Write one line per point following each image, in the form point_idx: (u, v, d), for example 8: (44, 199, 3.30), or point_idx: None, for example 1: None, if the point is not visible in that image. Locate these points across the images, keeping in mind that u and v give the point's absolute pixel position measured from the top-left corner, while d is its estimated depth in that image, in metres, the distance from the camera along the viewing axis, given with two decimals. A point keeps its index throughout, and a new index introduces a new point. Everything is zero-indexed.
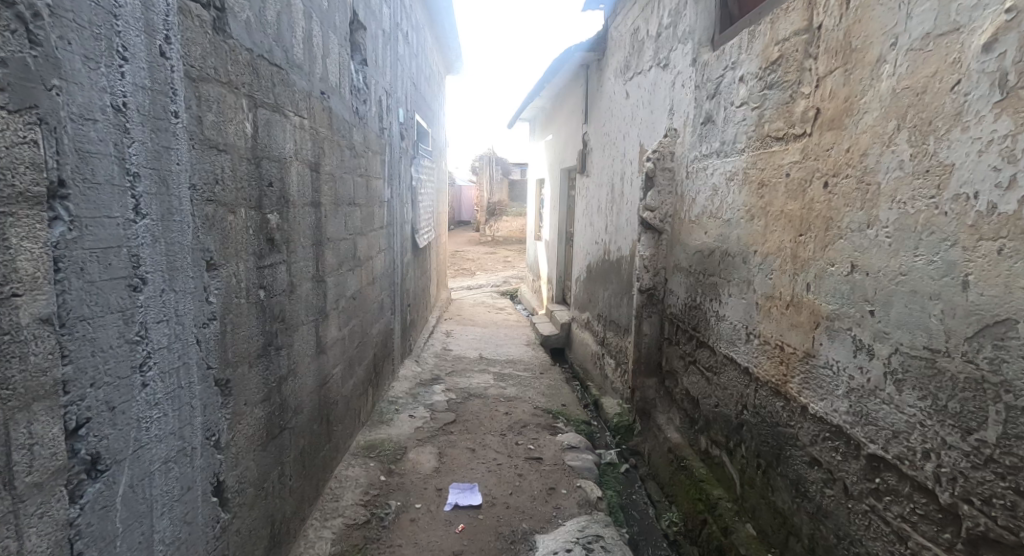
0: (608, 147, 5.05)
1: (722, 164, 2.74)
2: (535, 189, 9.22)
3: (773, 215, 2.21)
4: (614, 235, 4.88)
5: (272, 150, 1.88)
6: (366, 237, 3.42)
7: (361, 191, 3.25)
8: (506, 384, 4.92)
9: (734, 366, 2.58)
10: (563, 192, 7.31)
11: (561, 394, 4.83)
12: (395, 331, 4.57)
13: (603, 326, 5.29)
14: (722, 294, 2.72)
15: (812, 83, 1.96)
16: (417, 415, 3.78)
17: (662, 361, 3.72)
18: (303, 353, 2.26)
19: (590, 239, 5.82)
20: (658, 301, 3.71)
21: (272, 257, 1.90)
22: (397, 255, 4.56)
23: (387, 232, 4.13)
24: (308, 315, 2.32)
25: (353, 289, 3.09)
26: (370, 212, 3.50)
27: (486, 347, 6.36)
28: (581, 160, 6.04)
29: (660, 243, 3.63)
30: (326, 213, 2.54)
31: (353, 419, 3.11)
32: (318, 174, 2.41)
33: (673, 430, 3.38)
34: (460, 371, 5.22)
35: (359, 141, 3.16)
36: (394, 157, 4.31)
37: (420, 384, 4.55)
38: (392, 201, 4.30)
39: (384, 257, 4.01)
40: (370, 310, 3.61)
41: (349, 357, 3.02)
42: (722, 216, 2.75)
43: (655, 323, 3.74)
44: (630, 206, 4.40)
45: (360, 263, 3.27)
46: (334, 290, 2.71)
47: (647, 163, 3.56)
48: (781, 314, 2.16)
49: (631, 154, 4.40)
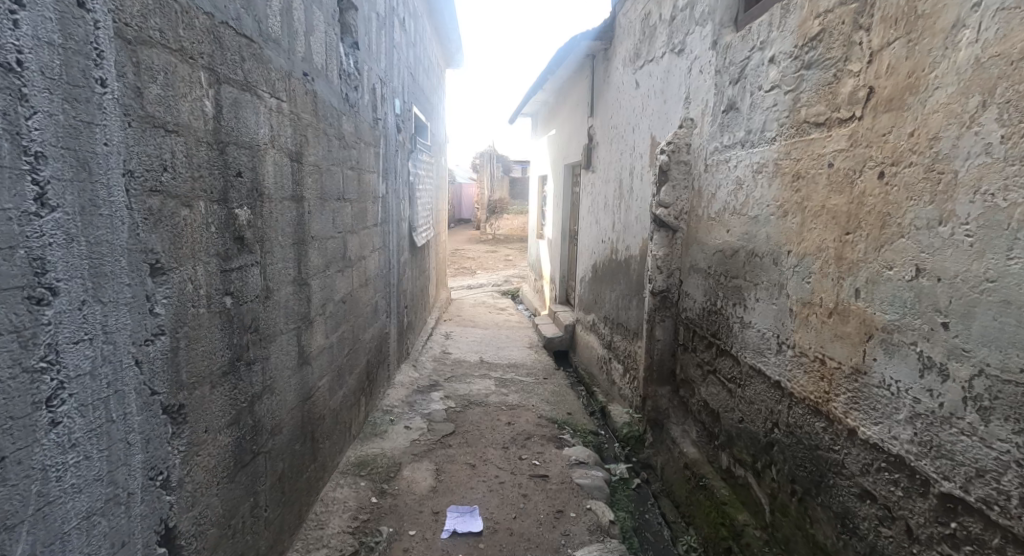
0: (616, 140, 4.79)
1: (747, 154, 2.49)
2: (536, 186, 8.97)
3: (812, 211, 1.96)
4: (623, 233, 4.63)
5: (242, 135, 1.63)
6: (358, 235, 3.18)
7: (352, 185, 3.00)
8: (509, 391, 4.67)
9: (762, 379, 2.33)
10: (567, 189, 7.07)
11: (566, 401, 4.59)
12: (391, 334, 4.33)
13: (609, 329, 5.04)
14: (748, 298, 2.47)
15: (862, 58, 1.71)
16: (413, 426, 3.54)
17: (676, 369, 3.47)
18: (282, 366, 2.01)
19: (595, 238, 5.57)
20: (672, 304, 3.46)
21: (241, 258, 1.65)
22: (393, 254, 4.31)
23: (382, 231, 3.89)
24: (289, 323, 2.07)
25: (342, 292, 2.84)
26: (362, 208, 3.25)
27: (486, 349, 6.11)
28: (586, 155, 5.78)
29: (675, 242, 3.39)
30: (310, 209, 2.30)
31: (343, 435, 2.87)
32: (301, 164, 2.16)
33: (688, 444, 3.14)
34: (459, 376, 4.97)
35: (350, 131, 2.92)
36: (389, 150, 4.07)
37: (417, 391, 4.30)
38: (387, 197, 4.05)
39: (378, 257, 3.76)
40: (363, 315, 3.37)
41: (338, 367, 2.78)
42: (746, 213, 2.51)
43: (668, 328, 3.50)
44: (641, 202, 4.15)
45: (350, 264, 3.02)
46: (320, 294, 2.47)
47: (661, 156, 3.30)
48: (821, 324, 1.91)
49: (642, 148, 4.15)
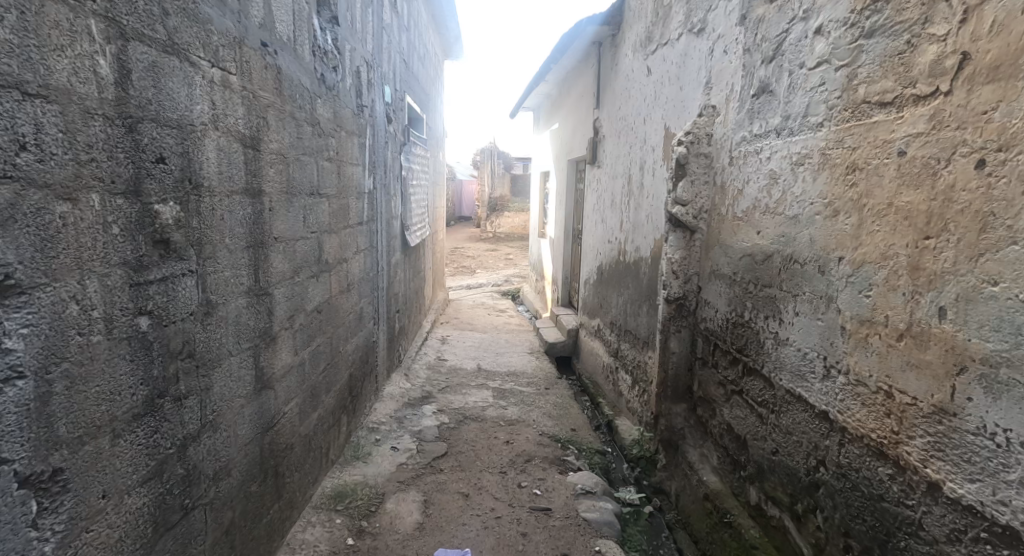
0: (625, 132, 4.44)
1: (783, 144, 2.14)
2: (538, 183, 8.63)
3: (874, 211, 1.62)
4: (632, 233, 4.28)
5: (167, 111, 1.29)
6: (337, 236, 2.83)
7: (330, 179, 2.66)
8: (508, 404, 4.33)
9: (804, 407, 1.98)
10: (570, 187, 6.73)
11: (570, 416, 4.25)
12: (380, 343, 3.99)
13: (616, 337, 4.70)
14: (785, 311, 2.13)
15: (950, 17, 1.37)
16: (401, 448, 3.21)
17: (693, 386, 3.14)
18: (232, 395, 1.67)
19: (601, 238, 5.22)
20: (690, 314, 3.13)
21: (167, 266, 1.31)
22: (382, 255, 3.97)
23: (369, 230, 3.54)
24: (243, 343, 1.73)
25: (317, 301, 2.51)
26: (343, 205, 2.90)
27: (485, 356, 5.77)
28: (591, 149, 5.42)
29: (693, 245, 3.04)
30: (273, 206, 1.95)
31: (316, 463, 2.53)
32: (259, 153, 1.82)
33: (708, 472, 2.81)
34: (455, 387, 4.63)
35: (328, 118, 2.57)
36: (378, 142, 3.74)
37: (407, 405, 3.97)
38: (374, 192, 3.70)
39: (363, 259, 3.41)
40: (345, 324, 3.03)
41: (311, 386, 2.44)
42: (783, 212, 2.16)
43: (684, 340, 3.16)
44: (653, 199, 3.80)
45: (328, 268, 2.68)
46: (288, 304, 2.13)
47: (678, 148, 2.95)
48: (886, 347, 1.56)
49: (654, 140, 3.80)
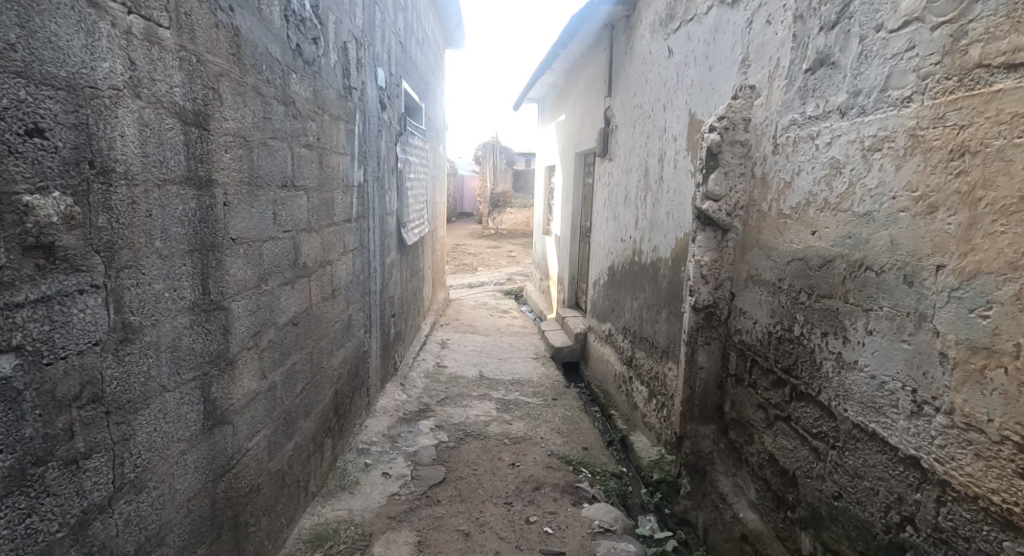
0: (641, 121, 4.07)
1: (851, 126, 1.77)
2: (543, 179, 8.24)
3: (998, 207, 1.29)
4: (649, 231, 3.92)
5: (46, 67, 0.96)
6: (319, 236, 2.47)
7: (309, 170, 2.29)
8: (513, 418, 3.98)
9: (881, 447, 1.62)
10: (579, 181, 6.35)
11: (581, 432, 3.89)
12: (372, 353, 3.64)
13: (631, 343, 4.34)
14: (853, 327, 1.76)
15: None
16: (393, 474, 2.86)
17: (724, 405, 2.79)
18: (173, 438, 1.32)
19: (613, 237, 4.85)
20: (721, 324, 2.77)
21: (48, 281, 0.98)
22: (374, 256, 3.60)
23: (359, 229, 3.18)
24: (183, 375, 1.37)
25: (294, 311, 2.15)
26: (326, 200, 2.54)
27: (487, 362, 5.42)
28: (602, 141, 5.03)
29: (725, 246, 2.68)
30: (231, 201, 1.59)
31: (291, 501, 2.19)
32: (208, 133, 1.45)
33: (744, 507, 2.46)
34: (455, 398, 4.28)
35: (306, 98, 2.20)
36: (369, 131, 3.38)
37: (402, 421, 3.62)
38: (365, 185, 3.33)
39: (352, 260, 3.05)
40: (329, 335, 2.68)
41: (286, 412, 2.10)
42: (849, 209, 1.79)
43: (714, 354, 2.81)
44: (676, 194, 3.43)
45: (308, 273, 2.32)
46: (253, 318, 1.77)
47: (709, 135, 2.57)
48: (1015, 387, 1.25)
49: (676, 129, 3.43)
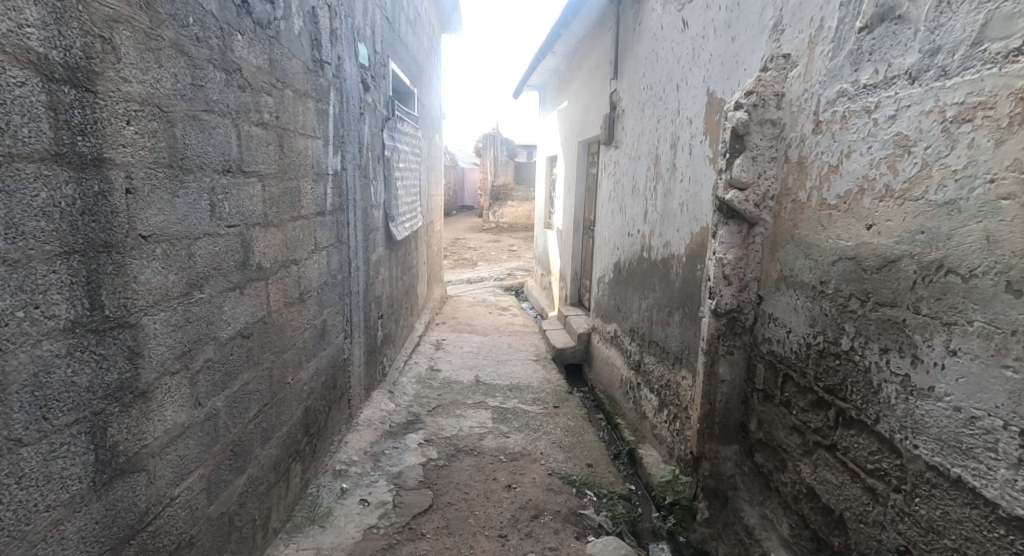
0: (652, 103, 3.71)
1: (925, 94, 1.44)
2: (545, 169, 7.86)
3: None
4: (660, 225, 3.57)
5: None
6: (282, 231, 2.14)
7: (266, 153, 1.96)
8: (510, 430, 3.66)
9: (969, 501, 1.33)
10: (582, 171, 5.99)
11: (585, 445, 3.56)
12: (353, 360, 3.31)
13: (640, 347, 4.00)
14: (927, 346, 1.43)
15: None
16: (372, 501, 2.54)
17: (749, 424, 2.45)
18: (41, 508, 1.06)
19: (618, 231, 4.51)
20: (745, 331, 2.43)
21: None
22: (356, 253, 3.26)
23: (334, 223, 2.84)
24: (54, 422, 1.07)
25: (245, 321, 1.82)
26: (290, 190, 2.21)
27: (484, 365, 5.09)
28: (607, 127, 4.66)
29: (752, 241, 2.34)
30: (138, 186, 1.24)
31: (245, 545, 1.87)
32: (95, 97, 1.12)
33: (775, 545, 2.13)
34: (448, 407, 3.96)
35: (259, 67, 1.86)
36: (348, 113, 3.03)
37: (388, 436, 3.30)
38: (343, 173, 2.98)
39: (326, 258, 2.72)
40: (297, 345, 2.36)
41: (237, 441, 1.78)
42: (919, 197, 1.45)
43: (737, 365, 2.47)
44: (693, 183, 3.07)
45: (265, 276, 1.99)
46: (178, 335, 1.42)
47: (734, 114, 2.23)
48: None
49: (692, 110, 3.07)
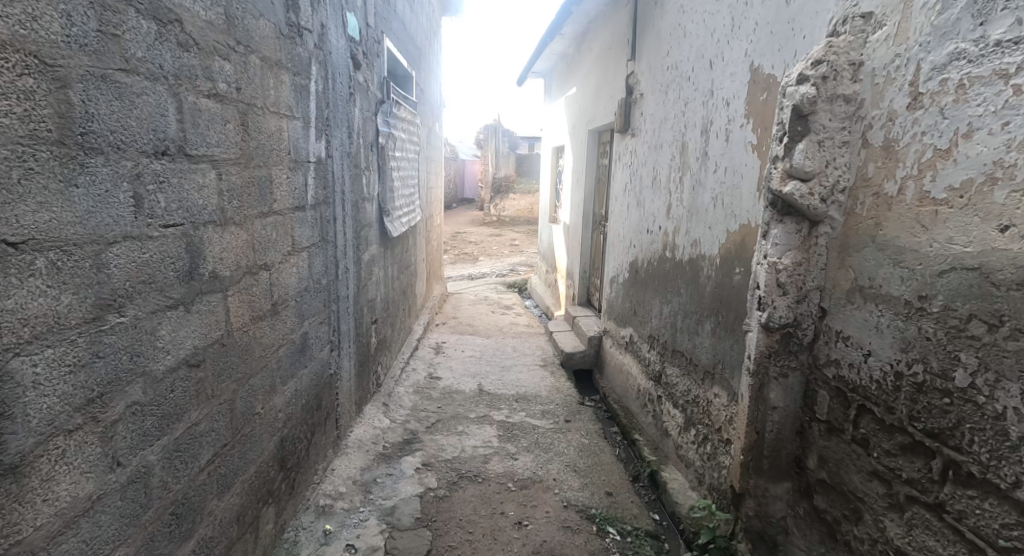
0: (678, 84, 3.31)
1: None
2: (550, 159, 7.46)
3: None
4: (688, 221, 3.19)
5: None
6: (247, 231, 1.75)
7: (226, 136, 1.58)
8: (518, 450, 3.29)
9: None
10: (591, 161, 5.59)
11: (602, 468, 3.19)
12: (342, 374, 2.94)
13: (661, 356, 3.61)
14: None
15: None
16: (361, 546, 2.23)
17: (806, 459, 2.06)
18: None
19: (635, 228, 4.11)
20: (803, 350, 2.05)
21: None
22: (344, 252, 2.87)
23: (317, 219, 2.46)
24: None
25: (198, 345, 1.46)
26: (260, 179, 1.83)
27: (487, 372, 4.71)
28: (623, 112, 4.25)
29: (814, 244, 1.95)
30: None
31: None
32: None
33: None
34: (448, 423, 3.58)
35: (212, 23, 1.47)
36: (335, 92, 2.64)
37: (381, 459, 2.95)
38: (327, 161, 2.58)
39: (307, 260, 2.34)
40: (271, 365, 1.99)
41: (186, 496, 1.42)
42: None
43: (792, 389, 2.09)
44: (731, 173, 2.68)
45: (227, 286, 1.62)
46: (79, 378, 1.06)
47: (800, 89, 1.84)
48: None
49: (730, 89, 2.68)
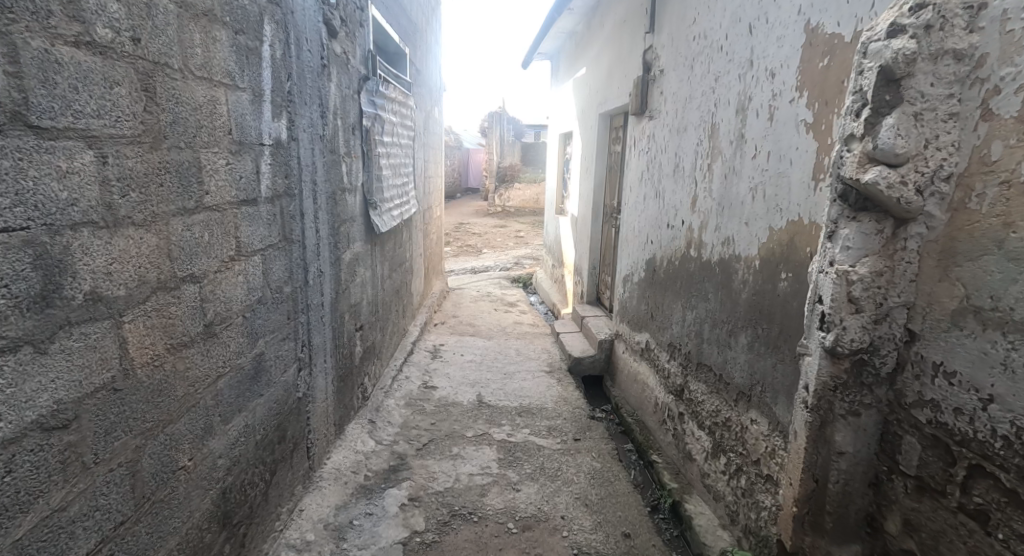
0: (707, 56, 2.85)
1: None
2: (557, 147, 7.00)
3: None
4: (718, 214, 2.74)
5: None
6: (161, 235, 1.33)
7: (116, 106, 1.16)
8: (521, 479, 2.87)
9: None
10: (602, 149, 5.14)
11: (617, 500, 2.77)
12: (315, 394, 2.53)
13: (683, 369, 3.17)
14: None
15: None
16: None
17: (880, 519, 1.63)
18: None
19: (653, 222, 3.66)
20: (879, 383, 1.60)
21: None
22: (316, 253, 2.44)
23: (276, 215, 2.02)
24: None
25: (67, 400, 1.07)
26: (182, 165, 1.41)
27: (489, 379, 4.29)
28: (639, 92, 3.78)
29: (900, 248, 1.51)
30: None
31: None
32: None
33: None
34: (443, 443, 3.17)
35: None
36: (301, 61, 2.20)
37: (361, 493, 2.55)
38: (291, 144, 2.15)
39: (262, 264, 1.92)
40: (208, 400, 1.58)
41: None
42: None
43: (863, 432, 1.65)
44: (777, 159, 2.23)
45: (125, 311, 1.21)
46: None
47: (893, 43, 1.42)
48: None
49: (776, 56, 2.22)
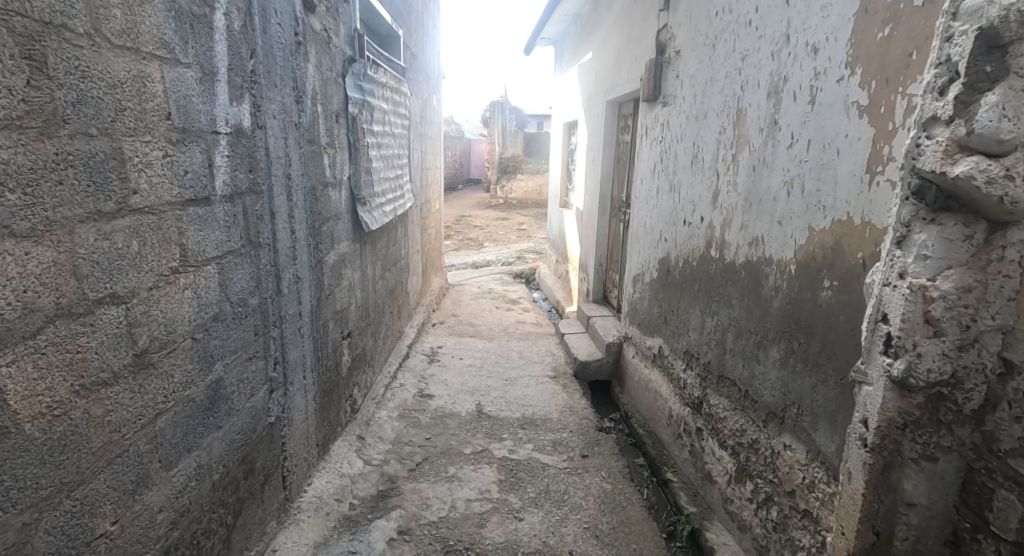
0: (732, 31, 2.53)
1: None
2: (560, 137, 6.69)
3: None
4: (744, 211, 2.43)
5: None
6: (57, 249, 1.06)
7: None
8: (523, 505, 2.59)
9: None
10: (610, 138, 4.82)
11: (630, 531, 2.49)
12: (292, 417, 2.23)
13: (702, 381, 2.87)
14: None
15: None
16: None
17: None
18: None
19: (667, 219, 3.35)
20: (962, 423, 1.30)
21: None
22: (290, 257, 2.15)
23: (237, 216, 1.73)
24: None
25: None
26: (90, 156, 1.12)
27: (489, 386, 4.01)
28: (653, 75, 3.47)
29: (997, 258, 1.21)
30: None
31: None
32: None
33: None
34: (438, 462, 2.89)
35: None
36: (269, 35, 1.90)
37: (344, 527, 2.27)
38: (258, 131, 1.85)
39: (219, 273, 1.63)
40: (142, 442, 1.30)
41: None
42: None
43: (940, 482, 1.34)
44: (820, 147, 1.92)
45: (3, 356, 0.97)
46: None
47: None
48: None
49: (820, 28, 1.92)
